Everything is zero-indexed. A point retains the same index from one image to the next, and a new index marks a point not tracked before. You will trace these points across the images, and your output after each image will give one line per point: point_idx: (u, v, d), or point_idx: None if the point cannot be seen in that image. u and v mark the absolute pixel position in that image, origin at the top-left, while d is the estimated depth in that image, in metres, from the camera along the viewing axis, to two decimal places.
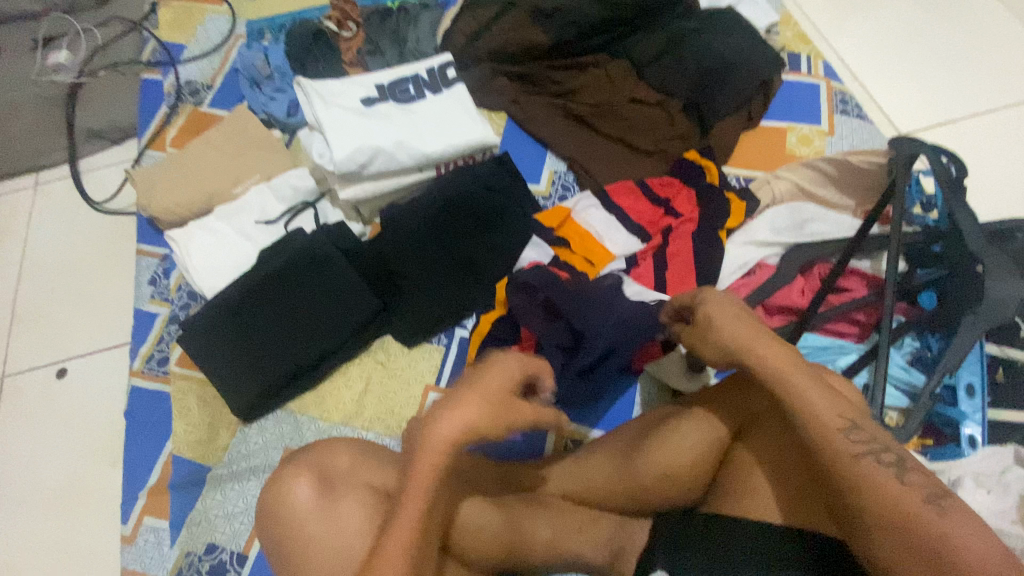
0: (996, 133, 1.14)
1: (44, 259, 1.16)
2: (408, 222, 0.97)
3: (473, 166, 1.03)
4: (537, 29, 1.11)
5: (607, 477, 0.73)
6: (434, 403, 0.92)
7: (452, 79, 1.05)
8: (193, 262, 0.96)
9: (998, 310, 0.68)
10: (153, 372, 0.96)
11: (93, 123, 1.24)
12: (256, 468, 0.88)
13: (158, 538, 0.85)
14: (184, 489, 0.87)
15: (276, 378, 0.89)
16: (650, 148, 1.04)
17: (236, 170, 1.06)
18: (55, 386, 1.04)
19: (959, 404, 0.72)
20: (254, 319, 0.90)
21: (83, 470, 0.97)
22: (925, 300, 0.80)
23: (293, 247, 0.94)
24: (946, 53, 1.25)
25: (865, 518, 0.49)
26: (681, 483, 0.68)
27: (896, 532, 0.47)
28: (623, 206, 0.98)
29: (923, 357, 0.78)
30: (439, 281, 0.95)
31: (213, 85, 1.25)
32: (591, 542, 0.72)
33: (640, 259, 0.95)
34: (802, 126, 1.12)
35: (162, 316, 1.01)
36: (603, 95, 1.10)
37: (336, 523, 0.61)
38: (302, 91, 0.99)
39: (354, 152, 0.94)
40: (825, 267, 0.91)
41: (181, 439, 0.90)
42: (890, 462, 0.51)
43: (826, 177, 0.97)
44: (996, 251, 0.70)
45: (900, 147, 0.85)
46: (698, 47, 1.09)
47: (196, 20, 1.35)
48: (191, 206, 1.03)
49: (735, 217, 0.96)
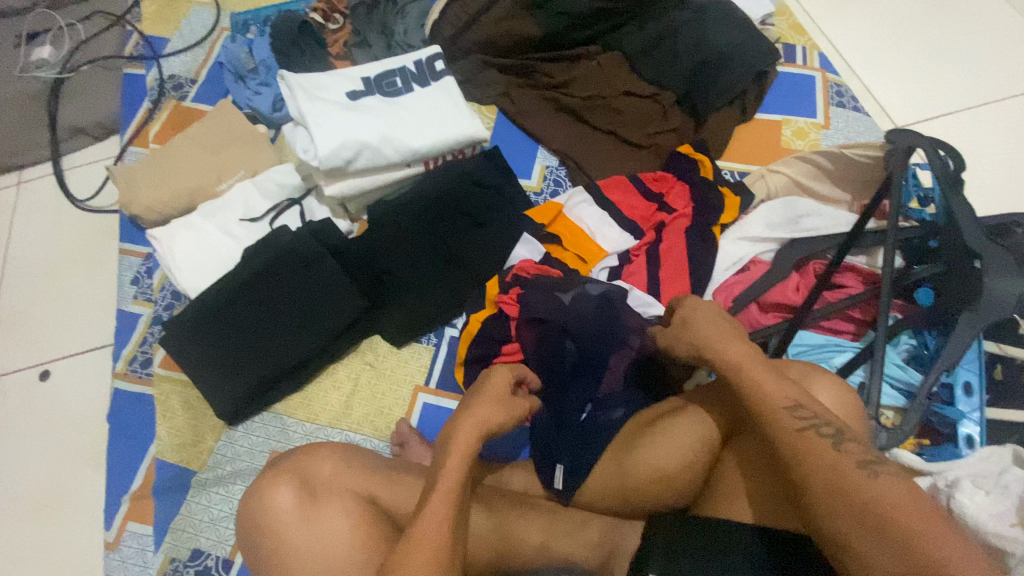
0: (994, 125, 1.13)
1: (25, 258, 1.14)
2: (394, 218, 0.95)
3: (462, 160, 1.01)
4: (528, 20, 1.09)
5: (600, 479, 0.70)
6: (424, 404, 0.91)
7: (440, 71, 1.03)
8: (176, 261, 0.93)
9: (996, 308, 0.67)
10: (136, 374, 0.94)
11: (75, 119, 1.21)
12: (242, 472, 0.86)
13: (141, 544, 0.83)
14: (169, 493, 0.85)
15: (259, 379, 0.87)
16: (643, 142, 1.02)
17: (220, 166, 1.03)
18: (38, 389, 1.02)
19: (957, 404, 0.71)
20: (237, 318, 0.88)
21: (67, 474, 0.95)
22: (923, 297, 0.76)
23: (278, 244, 0.92)
24: (945, 44, 1.23)
25: (830, 504, 0.49)
26: (675, 484, 0.66)
27: (864, 514, 0.47)
28: (616, 202, 0.96)
29: (919, 355, 0.77)
30: (427, 281, 0.93)
31: (197, 79, 1.22)
32: (581, 546, 0.69)
33: (633, 256, 0.93)
34: (798, 119, 1.10)
35: (145, 316, 0.99)
36: (595, 87, 1.07)
37: (320, 530, 0.60)
38: (285, 85, 0.97)
39: (339, 148, 0.91)
40: (820, 264, 0.90)
41: (165, 443, 0.88)
42: (880, 460, 0.50)
43: (822, 172, 0.95)
44: (996, 249, 0.69)
45: (898, 139, 0.84)
46: (692, 37, 1.06)
47: (179, 12, 1.32)
48: (174, 203, 1.01)
49: (728, 212, 0.94)
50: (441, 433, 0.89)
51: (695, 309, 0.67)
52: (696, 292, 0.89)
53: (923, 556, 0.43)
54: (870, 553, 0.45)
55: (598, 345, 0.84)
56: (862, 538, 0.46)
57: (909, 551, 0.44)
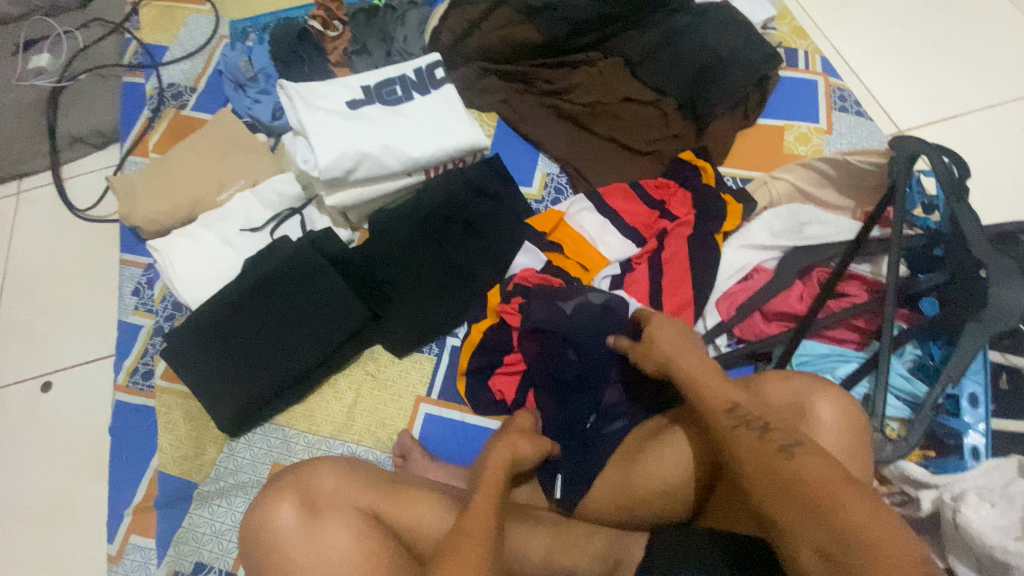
0: (998, 129, 1.12)
1: (27, 268, 1.13)
2: (394, 229, 0.94)
3: (463, 169, 1.00)
4: (528, 27, 1.08)
5: (602, 488, 0.72)
6: (426, 414, 0.91)
7: (440, 79, 1.02)
8: (176, 272, 0.93)
9: (1003, 318, 0.66)
10: (137, 385, 0.94)
11: (75, 128, 1.20)
12: (244, 484, 0.86)
13: (144, 557, 0.83)
14: (170, 506, 0.85)
15: (260, 392, 0.87)
16: (644, 149, 1.02)
17: (220, 176, 1.03)
18: (40, 400, 1.02)
19: (962, 415, 0.71)
20: (237, 331, 0.88)
21: (71, 487, 0.95)
22: (927, 307, 0.79)
23: (277, 256, 0.92)
24: (947, 47, 1.22)
25: (754, 483, 0.50)
26: (679, 498, 0.66)
27: (782, 487, 0.48)
28: (617, 210, 0.96)
29: (925, 365, 0.77)
30: (428, 291, 0.93)
31: (197, 87, 1.22)
32: (585, 559, 0.68)
33: (635, 264, 0.93)
34: (800, 124, 1.09)
35: (146, 327, 0.99)
36: (595, 93, 1.07)
37: (321, 546, 0.60)
38: (285, 94, 0.96)
39: (339, 158, 0.91)
40: (824, 271, 0.89)
41: (167, 455, 0.88)
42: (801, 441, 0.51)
43: (826, 178, 0.94)
44: (1001, 257, 0.68)
45: (902, 145, 0.83)
46: (693, 42, 1.05)
47: (179, 20, 1.32)
48: (174, 213, 1.01)
49: (731, 220, 0.93)
50: (444, 446, 0.88)
51: (660, 325, 0.70)
52: (698, 301, 0.89)
53: (838, 520, 0.45)
54: (793, 523, 0.47)
55: (599, 358, 0.83)
56: (784, 508, 0.48)
57: (827, 516, 0.45)
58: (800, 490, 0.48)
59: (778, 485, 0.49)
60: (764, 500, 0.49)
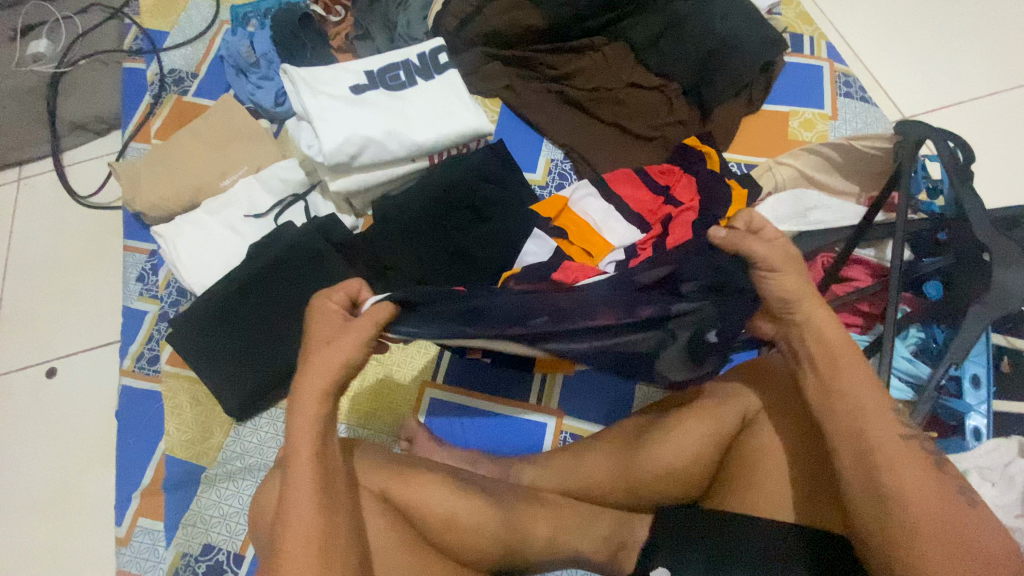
0: (1003, 116, 1.12)
1: (30, 255, 1.13)
2: (397, 213, 0.94)
3: (467, 154, 1.00)
4: (532, 12, 1.08)
5: (607, 472, 0.72)
6: (432, 400, 0.91)
7: (444, 64, 1.02)
8: (181, 258, 0.93)
9: (1002, 301, 0.65)
10: (144, 371, 0.94)
11: (75, 115, 1.20)
12: (251, 467, 0.87)
13: (153, 540, 0.84)
14: (178, 489, 0.86)
15: (266, 377, 0.87)
16: (649, 135, 1.02)
17: (224, 162, 1.03)
18: (46, 386, 1.02)
19: (964, 397, 0.71)
20: (244, 316, 0.88)
21: (78, 470, 0.96)
22: (931, 290, 0.80)
23: (282, 241, 0.91)
24: (951, 33, 1.22)
25: (904, 498, 0.48)
26: (684, 479, 0.66)
27: (939, 521, 0.47)
28: (623, 195, 0.96)
29: (929, 348, 0.78)
30: (435, 275, 0.92)
31: (198, 73, 1.21)
32: (590, 540, 0.70)
33: (640, 250, 0.91)
34: (805, 110, 1.09)
35: (151, 313, 0.99)
36: (600, 79, 1.06)
37: None
38: (288, 79, 0.96)
39: (343, 143, 0.91)
40: (829, 256, 0.91)
41: (174, 439, 0.89)
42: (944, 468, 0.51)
43: (831, 164, 0.95)
44: (1005, 241, 0.67)
45: (906, 130, 0.80)
46: (699, 26, 1.04)
47: (179, 5, 1.30)
48: (177, 199, 1.01)
49: (735, 205, 0.93)
50: (449, 430, 0.89)
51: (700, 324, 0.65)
52: None
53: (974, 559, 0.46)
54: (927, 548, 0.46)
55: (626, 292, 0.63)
56: (925, 534, 0.47)
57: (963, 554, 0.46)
58: (955, 529, 0.46)
59: (932, 511, 0.47)
60: (908, 515, 0.48)
